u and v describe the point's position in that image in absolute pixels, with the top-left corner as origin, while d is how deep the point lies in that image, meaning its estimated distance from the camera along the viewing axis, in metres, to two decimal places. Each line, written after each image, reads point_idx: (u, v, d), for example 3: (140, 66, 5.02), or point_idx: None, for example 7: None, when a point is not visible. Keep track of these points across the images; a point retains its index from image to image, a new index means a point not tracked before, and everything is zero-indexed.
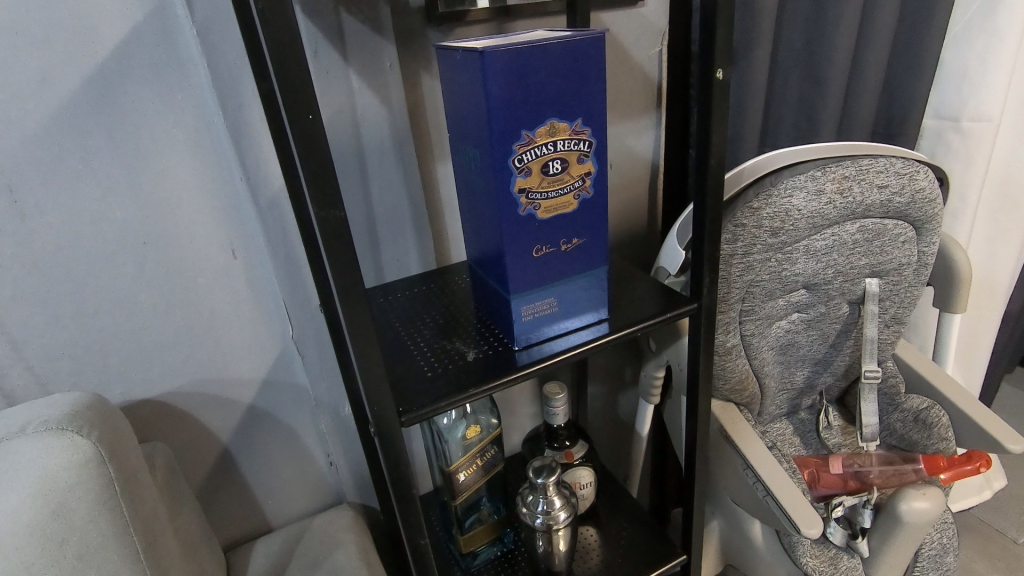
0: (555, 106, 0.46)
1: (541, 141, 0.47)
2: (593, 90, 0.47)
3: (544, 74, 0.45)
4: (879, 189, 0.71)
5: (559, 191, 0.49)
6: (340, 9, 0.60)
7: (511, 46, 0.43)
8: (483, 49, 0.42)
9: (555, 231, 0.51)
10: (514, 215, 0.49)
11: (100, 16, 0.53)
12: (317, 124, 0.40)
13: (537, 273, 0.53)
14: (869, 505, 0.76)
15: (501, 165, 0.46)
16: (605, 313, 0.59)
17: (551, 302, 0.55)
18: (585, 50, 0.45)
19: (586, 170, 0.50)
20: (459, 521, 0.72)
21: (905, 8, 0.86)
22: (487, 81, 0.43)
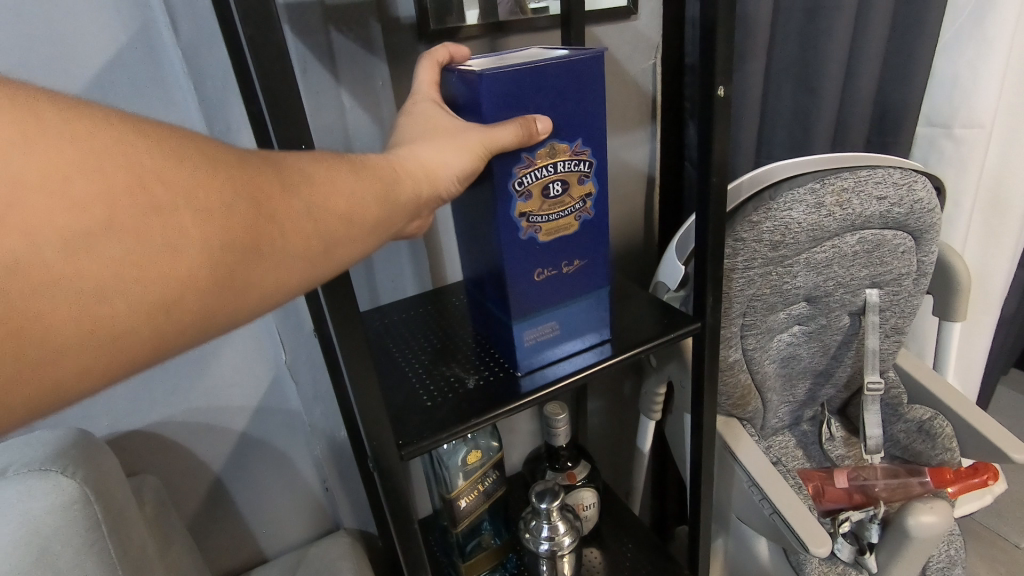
0: (556, 127, 0.45)
1: (541, 163, 0.45)
2: (593, 109, 0.46)
3: (543, 97, 0.44)
4: (878, 200, 0.70)
5: (559, 212, 0.48)
6: (330, 28, 0.58)
7: (507, 69, 0.42)
8: (481, 72, 0.41)
9: (556, 253, 0.50)
10: (515, 238, 0.47)
11: (78, 40, 0.52)
12: (310, 153, 0.40)
13: (539, 297, 0.51)
14: (876, 519, 0.74)
15: (500, 189, 0.45)
16: (608, 335, 0.58)
17: (553, 325, 0.54)
18: (585, 71, 0.44)
19: (586, 191, 0.49)
20: (460, 547, 0.71)
21: (896, 17, 0.86)
22: (483, 104, 0.42)
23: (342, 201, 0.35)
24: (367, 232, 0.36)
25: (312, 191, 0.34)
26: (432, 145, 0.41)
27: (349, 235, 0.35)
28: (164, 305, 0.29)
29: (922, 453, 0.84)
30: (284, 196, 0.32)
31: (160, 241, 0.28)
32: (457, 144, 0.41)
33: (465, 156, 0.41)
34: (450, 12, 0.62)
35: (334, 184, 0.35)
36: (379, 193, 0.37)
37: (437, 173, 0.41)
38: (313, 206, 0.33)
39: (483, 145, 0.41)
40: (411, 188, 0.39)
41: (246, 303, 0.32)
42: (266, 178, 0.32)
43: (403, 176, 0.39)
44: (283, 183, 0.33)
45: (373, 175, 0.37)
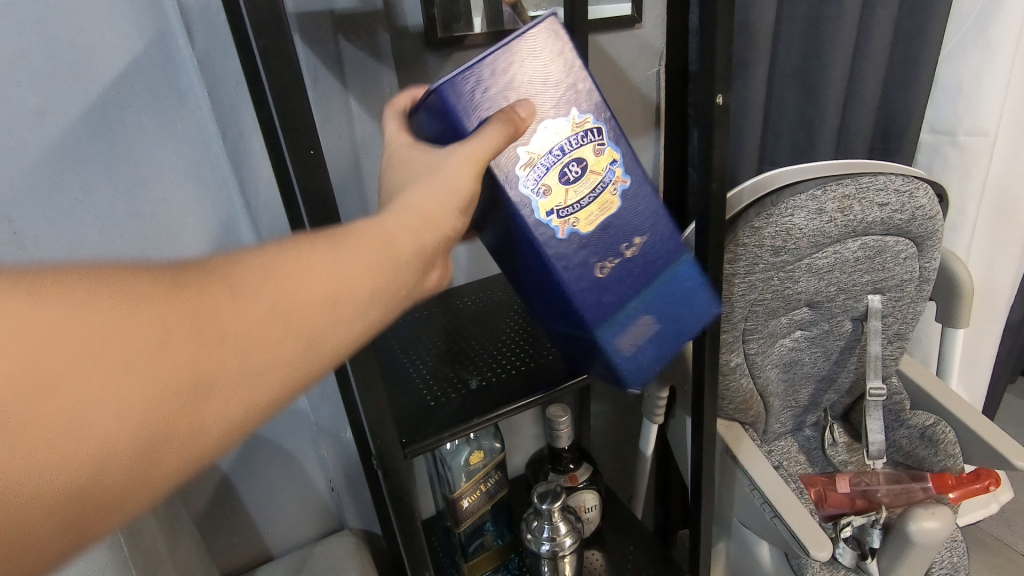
0: (542, 107, 0.41)
1: (545, 151, 0.41)
2: (573, 73, 0.41)
3: (513, 72, 0.40)
4: (879, 207, 0.70)
5: (592, 193, 0.43)
6: (339, 37, 0.60)
7: (459, 66, 0.39)
8: (433, 90, 0.39)
9: (612, 237, 0.44)
10: (558, 244, 0.42)
11: (97, 47, 0.53)
12: (319, 159, 0.41)
13: (617, 294, 0.45)
14: (877, 525, 0.74)
15: (511, 196, 0.41)
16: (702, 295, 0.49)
17: (645, 319, 0.46)
18: (546, 31, 0.40)
19: (612, 156, 0.43)
20: (463, 547, 0.73)
21: (898, 26, 0.87)
22: (458, 114, 0.39)
23: (325, 288, 0.34)
24: (364, 309, 0.36)
25: (293, 288, 0.33)
26: (422, 187, 0.40)
27: (343, 322, 0.35)
28: (139, 452, 0.27)
29: (925, 459, 0.83)
30: (256, 304, 0.31)
31: (120, 387, 0.27)
32: (449, 171, 0.39)
33: (462, 182, 0.39)
34: (457, 20, 0.63)
35: (314, 273, 0.34)
36: (367, 265, 0.36)
37: (438, 224, 0.40)
38: (297, 304, 0.33)
39: (474, 158, 0.38)
40: (404, 250, 0.38)
41: (233, 422, 0.31)
42: (234, 290, 0.31)
43: (394, 239, 0.38)
44: (257, 289, 0.32)
45: (354, 249, 0.36)
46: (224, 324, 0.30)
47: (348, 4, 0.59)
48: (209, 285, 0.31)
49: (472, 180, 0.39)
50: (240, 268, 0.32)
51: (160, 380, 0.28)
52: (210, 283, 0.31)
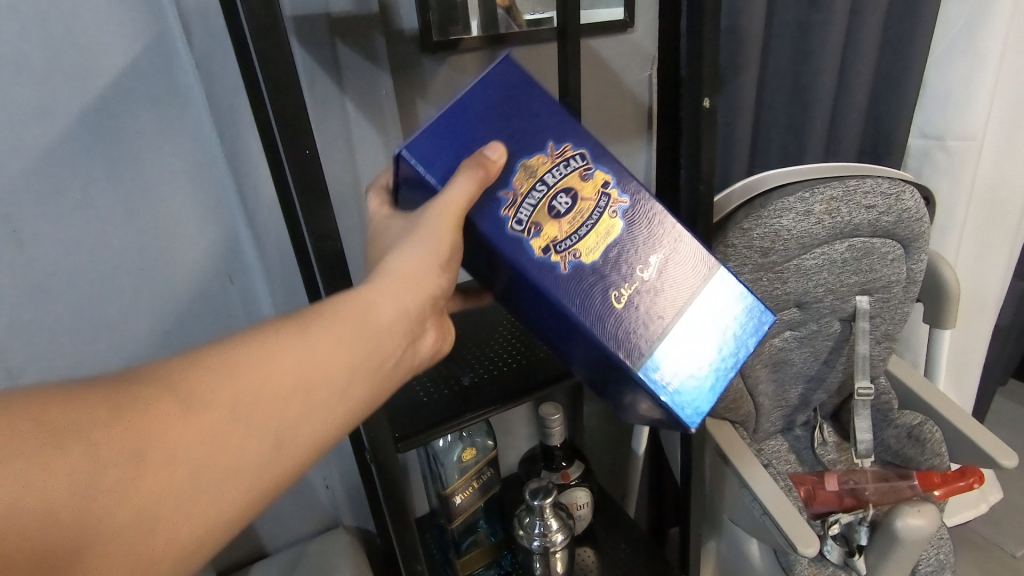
0: (516, 146, 0.42)
1: (525, 189, 0.42)
2: (540, 109, 0.43)
3: (475, 123, 0.42)
4: (866, 209, 0.72)
5: (586, 222, 0.43)
6: (336, 40, 0.61)
7: (420, 129, 0.42)
8: (401, 150, 0.41)
9: (618, 263, 0.43)
10: (562, 279, 0.42)
11: (97, 49, 0.54)
12: (314, 156, 0.45)
13: (642, 321, 0.43)
14: (864, 522, 0.75)
15: (502, 238, 0.42)
16: (773, 318, 0.45)
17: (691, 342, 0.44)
18: (499, 79, 0.43)
19: (599, 183, 0.44)
20: (456, 544, 0.74)
21: (887, 31, 0.89)
22: (426, 172, 0.41)
23: (290, 379, 0.36)
24: (335, 391, 0.38)
25: (254, 388, 0.35)
26: (403, 250, 0.42)
27: (314, 407, 0.37)
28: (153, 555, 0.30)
29: (913, 458, 0.84)
30: (217, 411, 0.33)
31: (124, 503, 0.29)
32: (425, 231, 0.40)
33: (443, 242, 0.41)
34: (453, 24, 0.65)
35: (278, 365, 0.36)
36: (336, 349, 0.38)
37: (417, 286, 0.42)
38: (259, 404, 0.35)
39: (449, 212, 0.39)
40: (375, 324, 0.40)
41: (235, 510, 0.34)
42: (219, 387, 0.34)
43: (367, 312, 0.40)
44: (216, 394, 0.33)
45: (321, 333, 0.38)
46: (183, 440, 0.31)
47: (344, 7, 0.60)
48: (167, 396, 0.32)
49: (452, 234, 0.40)
50: (201, 368, 0.34)
51: (162, 489, 0.30)
52: (162, 396, 0.32)
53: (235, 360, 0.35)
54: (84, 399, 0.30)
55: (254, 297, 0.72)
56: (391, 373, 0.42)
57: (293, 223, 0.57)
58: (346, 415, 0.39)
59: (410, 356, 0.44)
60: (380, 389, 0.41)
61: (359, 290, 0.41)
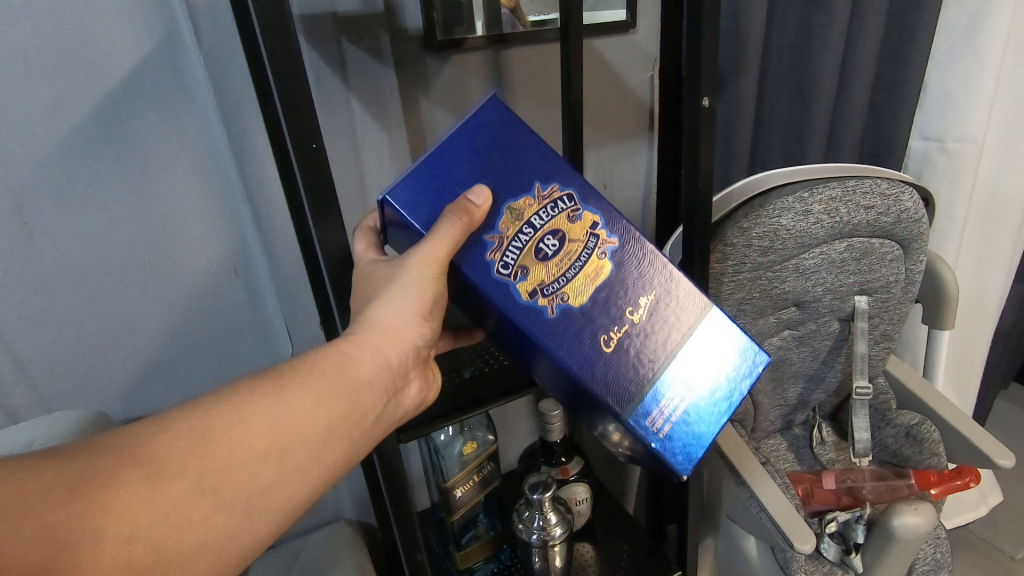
0: (502, 188, 0.43)
1: (512, 232, 0.43)
2: (526, 148, 0.44)
3: (459, 167, 0.42)
4: (865, 209, 0.72)
5: (573, 264, 0.44)
6: (342, 38, 0.62)
7: (401, 174, 0.42)
8: (385, 196, 0.42)
9: (605, 306, 0.45)
10: (549, 323, 0.44)
11: (108, 45, 0.55)
12: (320, 152, 0.47)
13: (631, 365, 0.45)
14: (862, 520, 0.76)
15: (490, 282, 0.43)
16: (765, 360, 0.48)
17: (687, 388, 0.46)
18: (484, 120, 0.42)
19: (586, 223, 0.45)
20: (456, 537, 0.74)
21: (888, 34, 0.89)
22: (410, 218, 0.42)
23: (263, 443, 0.37)
24: (310, 453, 0.39)
25: (225, 454, 0.35)
26: (386, 301, 0.44)
27: (287, 469, 0.38)
28: None
29: (910, 458, 0.85)
30: (186, 479, 0.33)
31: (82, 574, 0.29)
32: (409, 276, 0.42)
33: (425, 287, 0.43)
34: (457, 23, 0.66)
35: (251, 427, 0.36)
36: (313, 407, 0.39)
37: (398, 338, 0.44)
38: (230, 469, 0.35)
39: (432, 259, 0.41)
40: (353, 379, 0.41)
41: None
42: (188, 449, 0.34)
43: (345, 367, 0.41)
44: (184, 462, 0.34)
45: (297, 393, 0.39)
46: (149, 510, 0.32)
47: (351, 7, 0.61)
48: (133, 466, 0.32)
49: (436, 276, 0.42)
50: (170, 434, 0.34)
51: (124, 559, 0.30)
52: (125, 465, 0.32)
53: (207, 424, 0.35)
54: (49, 471, 0.30)
55: (260, 294, 0.73)
56: (369, 427, 0.43)
57: (298, 218, 0.58)
58: (320, 474, 0.40)
59: (390, 407, 0.45)
60: (356, 445, 0.42)
61: (338, 344, 0.43)
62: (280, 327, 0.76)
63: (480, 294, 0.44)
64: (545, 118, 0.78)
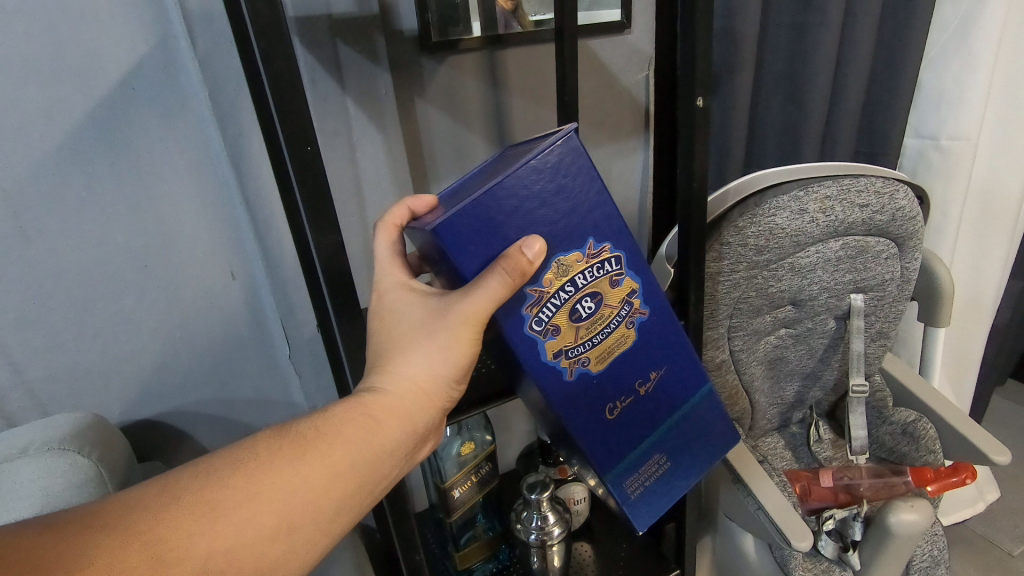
0: (555, 242, 0.43)
1: (554, 288, 0.43)
2: (589, 204, 0.43)
3: (519, 209, 0.41)
4: (860, 208, 0.72)
5: (602, 329, 0.47)
6: (336, 39, 0.62)
7: (457, 209, 0.40)
8: (437, 227, 0.39)
9: (619, 374, 0.48)
10: (565, 384, 0.46)
11: (102, 50, 0.55)
12: (315, 154, 0.48)
13: (623, 434, 0.50)
14: (859, 518, 0.76)
15: (522, 335, 0.44)
16: (725, 443, 0.57)
17: (667, 460, 0.54)
18: (559, 162, 0.41)
19: (623, 291, 0.47)
20: (454, 538, 0.75)
21: (882, 32, 0.90)
22: (458, 257, 0.40)
23: (274, 520, 0.37)
24: (319, 527, 0.39)
25: (234, 532, 0.35)
26: (415, 359, 0.44)
27: (294, 545, 0.38)
28: None
29: (907, 455, 0.85)
30: (190, 562, 0.34)
31: None
32: (449, 332, 0.42)
33: (461, 344, 0.43)
34: (452, 25, 0.66)
35: (263, 503, 0.37)
36: (327, 481, 0.39)
37: (426, 401, 0.44)
38: (237, 548, 0.35)
39: (474, 313, 0.41)
40: (371, 447, 0.41)
41: None
42: (197, 525, 0.34)
43: (370, 433, 0.41)
44: (191, 542, 0.34)
45: (315, 465, 0.39)
46: None
47: (345, 8, 0.61)
48: (137, 545, 0.33)
49: (472, 333, 0.42)
50: (179, 511, 0.34)
51: None
52: (131, 541, 0.32)
53: (217, 497, 0.36)
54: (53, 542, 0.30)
55: (258, 298, 0.73)
56: (382, 494, 0.43)
57: (295, 221, 0.58)
58: (327, 547, 0.40)
59: (405, 470, 0.45)
60: (366, 514, 0.42)
61: (361, 403, 0.42)
62: (278, 330, 0.76)
63: (507, 344, 0.44)
64: (541, 118, 0.79)
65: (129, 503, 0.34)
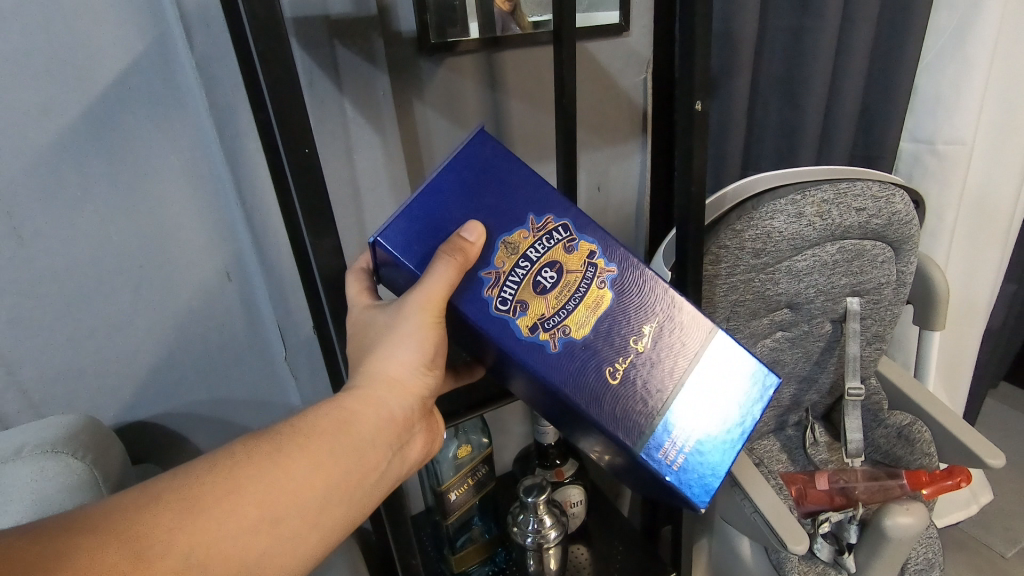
0: (495, 224, 0.44)
1: (508, 267, 0.45)
2: (516, 187, 0.46)
3: (452, 204, 0.44)
4: (857, 212, 0.72)
5: (573, 296, 0.46)
6: (334, 40, 0.62)
7: (389, 218, 0.43)
8: (374, 239, 0.43)
9: (608, 337, 0.47)
10: (552, 357, 0.45)
11: (98, 48, 0.54)
12: (312, 156, 0.48)
13: (639, 397, 0.47)
14: (854, 521, 0.77)
15: (489, 317, 0.44)
16: (773, 384, 0.50)
17: (694, 418, 0.48)
18: (475, 154, 0.44)
19: (582, 254, 0.47)
20: (451, 540, 0.75)
21: (879, 37, 0.90)
22: (404, 258, 0.43)
23: (256, 512, 0.37)
24: (306, 520, 0.39)
25: (216, 526, 0.35)
26: (388, 354, 0.46)
27: (281, 539, 0.38)
28: None
29: (902, 458, 0.85)
30: (172, 558, 0.33)
31: None
32: (411, 321, 0.44)
33: (426, 330, 0.44)
34: (450, 26, 0.66)
35: (244, 496, 0.37)
36: (309, 473, 0.39)
37: (400, 390, 0.46)
38: (220, 543, 0.35)
39: (430, 300, 0.42)
40: (351, 438, 0.42)
41: None
42: (178, 520, 0.34)
43: (347, 424, 0.42)
44: (172, 537, 0.33)
45: (295, 456, 0.39)
46: None
47: (343, 9, 0.61)
48: (117, 544, 0.32)
49: (434, 320, 0.44)
50: (160, 509, 0.34)
51: None
52: (110, 542, 0.32)
53: (197, 493, 0.35)
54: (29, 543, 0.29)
55: (253, 299, 0.72)
56: (369, 488, 0.43)
57: (293, 222, 0.58)
58: (315, 542, 0.40)
59: (392, 464, 0.46)
60: (353, 509, 0.42)
61: (337, 400, 0.44)
62: (274, 332, 0.75)
63: (479, 331, 0.45)
64: (538, 120, 0.79)
65: (109, 506, 0.33)
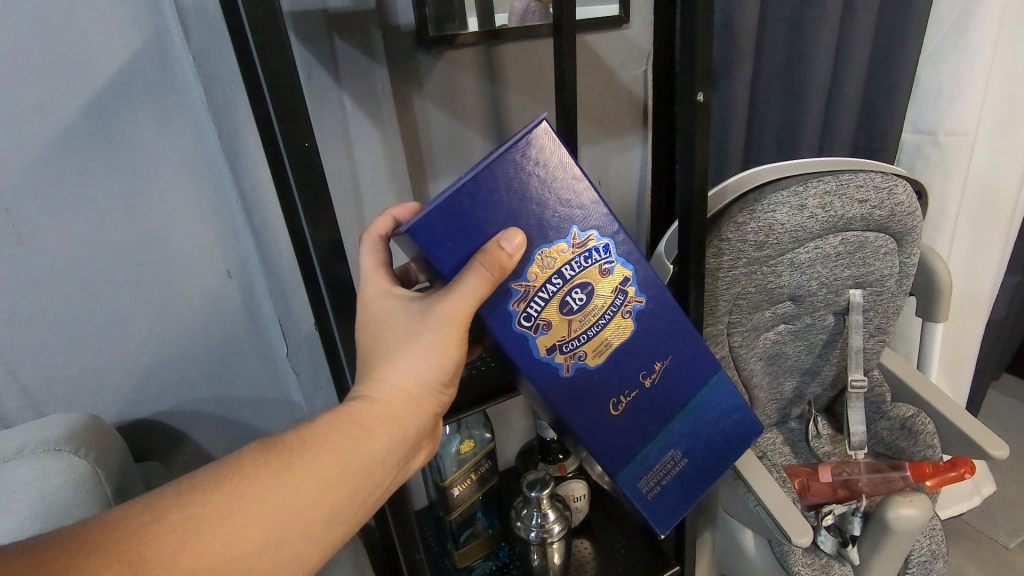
0: (531, 227, 0.43)
1: (540, 282, 0.45)
2: (561, 186, 0.44)
3: (495, 203, 0.42)
4: (860, 203, 0.72)
5: (597, 321, 0.47)
6: (332, 34, 0.61)
7: (426, 207, 0.41)
8: (409, 228, 0.41)
9: (621, 361, 0.49)
10: (563, 380, 0.47)
11: (92, 44, 0.54)
12: (312, 150, 0.47)
13: (634, 430, 0.51)
14: (858, 513, 0.76)
15: (511, 333, 0.45)
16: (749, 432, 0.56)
17: (683, 456, 0.54)
18: (525, 149, 0.42)
19: (615, 280, 0.47)
20: (454, 536, 0.75)
21: (880, 26, 0.89)
22: (436, 254, 0.41)
23: (260, 534, 0.36)
24: (310, 539, 0.39)
25: (220, 549, 0.35)
26: (401, 365, 0.44)
27: (285, 559, 0.38)
28: None
29: (905, 450, 0.85)
30: None
31: None
32: (434, 335, 0.43)
33: (446, 346, 0.44)
34: (448, 20, 0.65)
35: (249, 518, 0.36)
36: (315, 494, 0.39)
37: (415, 408, 0.44)
38: (223, 565, 0.35)
39: (456, 311, 0.42)
40: (360, 456, 0.41)
41: None
42: (181, 543, 0.34)
43: (357, 442, 0.42)
44: (173, 561, 0.33)
45: (302, 476, 0.39)
46: None
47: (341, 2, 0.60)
48: (117, 568, 0.32)
49: (455, 333, 0.43)
50: (163, 530, 0.34)
51: None
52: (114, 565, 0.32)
53: (203, 513, 0.35)
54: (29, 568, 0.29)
55: (254, 297, 0.72)
56: (372, 504, 0.43)
57: (293, 219, 0.58)
58: (319, 560, 0.40)
59: (398, 478, 0.45)
60: (356, 525, 0.42)
61: (349, 411, 0.43)
62: (276, 330, 0.75)
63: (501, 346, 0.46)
64: (538, 114, 0.78)
65: (112, 523, 0.34)
